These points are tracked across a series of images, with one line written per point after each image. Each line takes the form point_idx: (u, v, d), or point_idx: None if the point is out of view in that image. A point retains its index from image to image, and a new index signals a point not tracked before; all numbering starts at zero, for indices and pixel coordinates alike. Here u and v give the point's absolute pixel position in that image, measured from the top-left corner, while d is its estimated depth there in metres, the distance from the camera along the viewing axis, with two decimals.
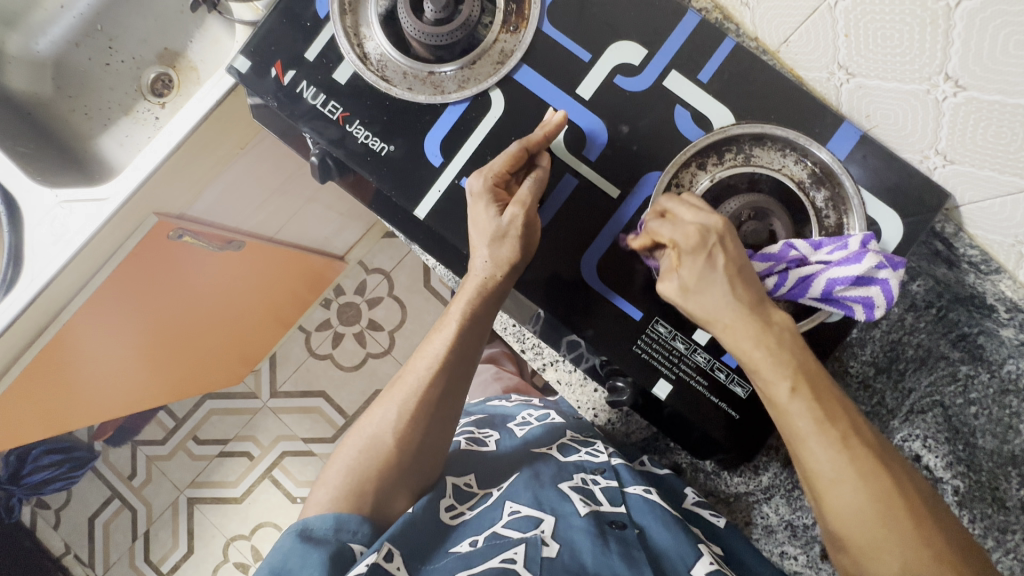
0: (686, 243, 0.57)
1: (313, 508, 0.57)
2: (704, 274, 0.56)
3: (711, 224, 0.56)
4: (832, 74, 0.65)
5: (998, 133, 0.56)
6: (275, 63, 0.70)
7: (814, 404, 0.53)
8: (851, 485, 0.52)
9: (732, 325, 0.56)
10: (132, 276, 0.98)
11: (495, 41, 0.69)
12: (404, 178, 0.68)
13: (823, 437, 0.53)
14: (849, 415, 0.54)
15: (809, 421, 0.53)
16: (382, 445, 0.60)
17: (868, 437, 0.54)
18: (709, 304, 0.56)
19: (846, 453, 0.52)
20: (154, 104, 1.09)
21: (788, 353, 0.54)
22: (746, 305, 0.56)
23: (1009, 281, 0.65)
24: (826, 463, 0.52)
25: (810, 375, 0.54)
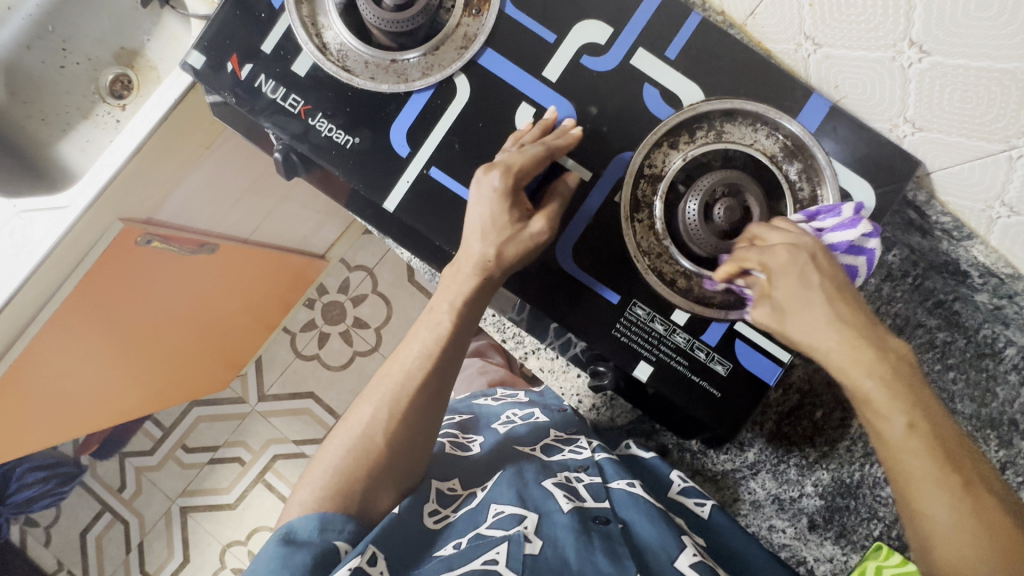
0: (776, 262, 0.57)
1: (296, 509, 0.56)
2: (798, 292, 0.55)
3: (804, 243, 0.57)
4: (799, 45, 0.64)
5: (964, 97, 0.57)
6: (230, 58, 0.67)
7: (934, 446, 0.50)
8: (970, 531, 0.49)
9: (834, 353, 0.54)
10: (102, 285, 0.95)
11: (458, 25, 0.67)
12: (371, 171, 0.66)
13: (940, 484, 0.50)
14: (969, 460, 0.51)
15: (929, 464, 0.50)
16: (374, 446, 0.59)
17: (991, 485, 0.51)
18: (811, 324, 0.55)
19: (965, 496, 0.49)
20: (114, 106, 1.06)
21: (905, 388, 0.52)
22: (853, 327, 0.54)
23: (982, 247, 0.67)
24: (942, 509, 0.50)
25: (926, 414, 0.51)
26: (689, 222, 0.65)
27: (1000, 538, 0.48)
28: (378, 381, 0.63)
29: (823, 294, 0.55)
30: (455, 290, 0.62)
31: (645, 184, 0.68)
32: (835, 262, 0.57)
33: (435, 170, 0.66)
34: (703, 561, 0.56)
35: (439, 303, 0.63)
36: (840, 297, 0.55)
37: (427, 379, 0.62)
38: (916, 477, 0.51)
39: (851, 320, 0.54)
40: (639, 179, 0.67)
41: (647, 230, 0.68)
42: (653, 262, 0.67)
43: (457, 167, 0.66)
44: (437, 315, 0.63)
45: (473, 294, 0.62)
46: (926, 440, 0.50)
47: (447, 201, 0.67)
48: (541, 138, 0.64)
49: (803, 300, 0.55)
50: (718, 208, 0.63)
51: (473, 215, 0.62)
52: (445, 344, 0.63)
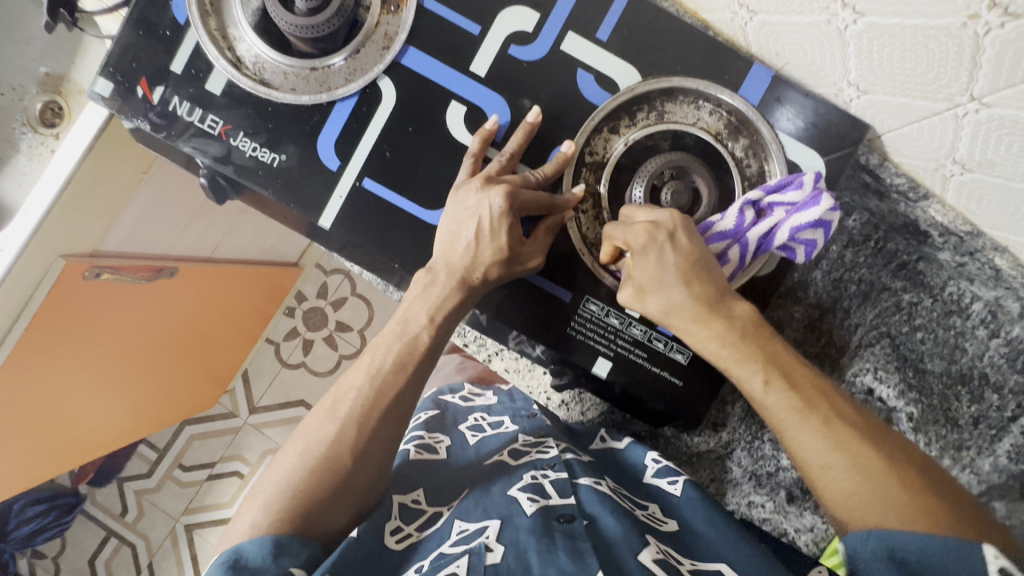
0: (636, 242, 0.58)
1: (243, 533, 0.51)
2: (657, 272, 0.57)
3: (662, 220, 0.57)
4: (734, 14, 0.61)
5: (903, 57, 0.54)
6: (139, 81, 0.64)
7: (790, 393, 0.53)
8: (843, 467, 0.50)
9: (696, 320, 0.56)
10: (54, 326, 0.92)
11: (377, 24, 0.64)
12: (301, 189, 0.64)
13: (804, 420, 0.52)
14: (829, 402, 0.53)
15: (789, 410, 0.52)
16: (342, 468, 0.54)
17: (855, 420, 0.52)
18: (670, 300, 0.57)
19: (830, 434, 0.51)
20: (48, 137, 0.92)
21: (753, 345, 0.55)
22: (705, 299, 0.56)
23: (939, 206, 0.63)
24: (816, 449, 0.51)
25: (781, 367, 0.54)
26: None
27: (873, 470, 0.49)
28: (336, 396, 0.59)
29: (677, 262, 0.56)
30: (433, 303, 0.60)
31: (587, 173, 0.66)
32: (698, 236, 0.57)
33: (368, 181, 0.64)
34: (666, 557, 0.53)
35: (416, 315, 0.60)
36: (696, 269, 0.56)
37: (401, 390, 0.58)
38: (783, 424, 0.53)
39: (703, 294, 0.56)
40: (581, 167, 0.65)
41: (593, 222, 0.66)
42: (601, 254, 0.66)
43: (392, 176, 0.64)
44: (412, 330, 0.60)
45: (432, 303, 0.60)
46: (779, 388, 0.53)
47: (385, 212, 0.64)
48: (519, 151, 0.62)
49: (664, 276, 0.57)
50: (666, 191, 0.63)
51: (461, 236, 0.59)
52: (415, 353, 0.59)
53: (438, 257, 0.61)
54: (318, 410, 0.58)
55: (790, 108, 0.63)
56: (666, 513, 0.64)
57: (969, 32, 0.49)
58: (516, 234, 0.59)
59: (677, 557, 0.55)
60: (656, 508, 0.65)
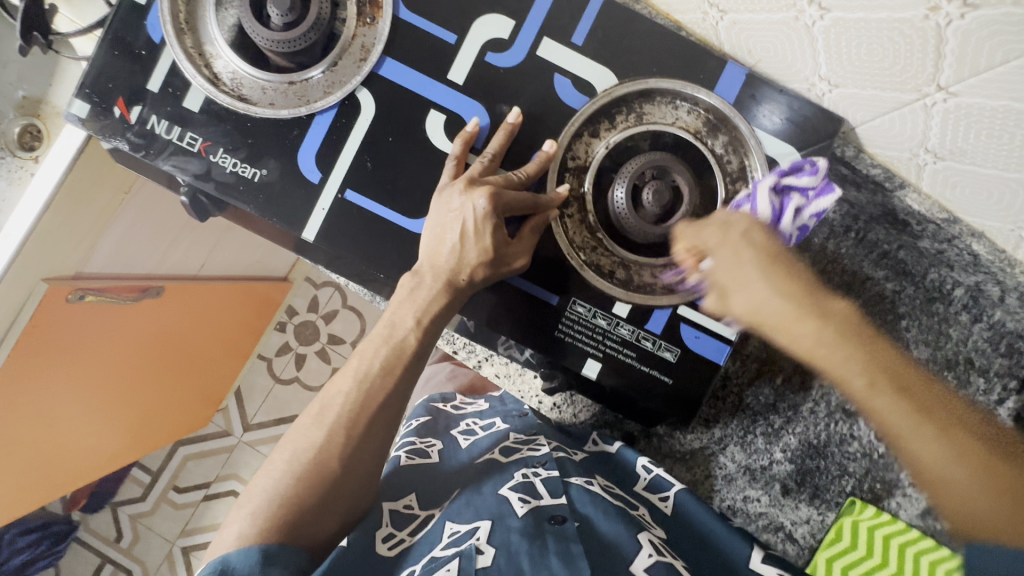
0: (712, 241, 0.57)
1: (231, 542, 0.50)
2: (734, 269, 0.55)
3: (734, 220, 0.57)
4: (706, 13, 0.62)
5: (871, 50, 0.55)
6: (117, 101, 0.63)
7: (902, 398, 0.48)
8: (972, 479, 0.45)
9: (789, 320, 0.52)
10: (38, 349, 0.91)
11: (354, 36, 0.64)
12: (283, 202, 0.64)
13: (925, 428, 0.47)
14: (944, 403, 0.48)
15: (903, 416, 0.47)
16: (333, 474, 0.54)
17: (969, 420, 0.48)
18: (755, 297, 0.54)
19: (953, 443, 0.46)
20: (27, 159, 0.90)
21: (849, 339, 0.51)
22: (793, 297, 0.53)
23: (915, 195, 0.66)
24: (932, 459, 0.46)
25: (886, 368, 0.49)
26: (619, 210, 0.65)
27: (999, 482, 0.45)
28: (325, 402, 0.58)
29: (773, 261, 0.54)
30: (420, 306, 0.60)
31: (570, 176, 0.66)
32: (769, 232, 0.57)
33: (350, 192, 0.64)
34: (660, 560, 0.54)
35: (404, 319, 0.60)
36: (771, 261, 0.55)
37: (388, 396, 0.58)
38: (902, 434, 0.48)
39: (786, 289, 0.53)
40: (563, 171, 0.66)
41: (578, 224, 0.67)
42: (588, 256, 0.67)
43: (374, 186, 0.64)
44: (401, 335, 0.60)
45: (419, 306, 0.60)
46: (878, 390, 0.48)
47: (368, 222, 0.64)
48: (500, 152, 0.62)
49: (744, 271, 0.54)
50: (647, 192, 0.63)
51: (445, 239, 0.60)
52: (403, 357, 0.59)
53: (422, 263, 0.61)
54: (306, 418, 0.58)
55: (772, 107, 0.64)
56: (655, 519, 0.65)
57: (931, 24, 0.49)
58: (498, 234, 0.59)
59: (669, 557, 0.56)
60: (645, 512, 0.65)
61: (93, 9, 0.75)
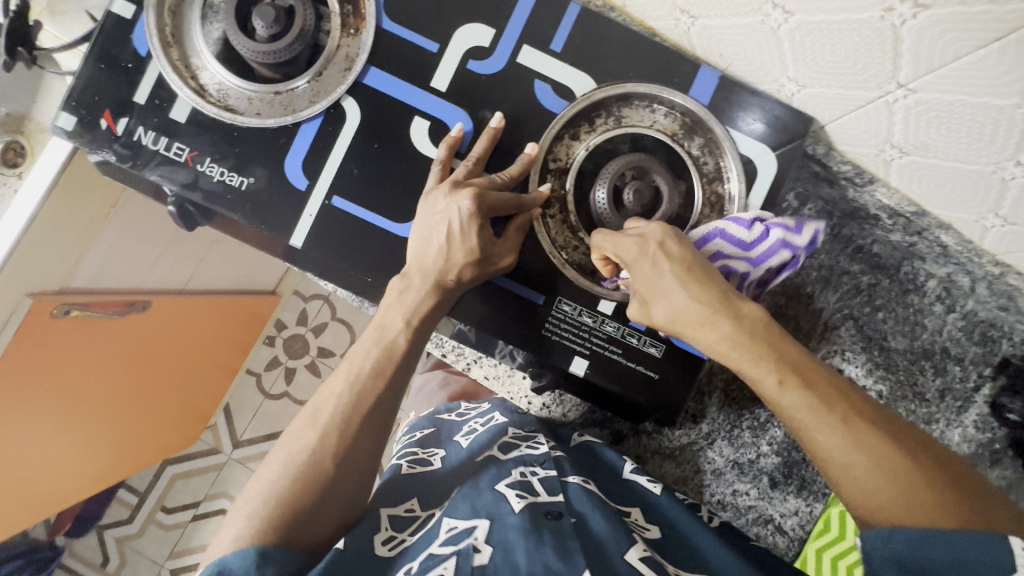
0: (628, 255, 0.56)
1: (228, 545, 0.50)
2: (654, 279, 0.54)
3: (649, 232, 0.56)
4: (677, 20, 0.64)
5: (833, 51, 0.57)
6: (103, 114, 0.64)
7: (808, 394, 0.49)
8: (867, 467, 0.46)
9: (701, 324, 0.53)
10: (21, 366, 0.90)
11: (339, 47, 0.66)
12: (272, 210, 0.64)
13: (822, 418, 0.47)
14: (849, 399, 0.49)
15: (808, 409, 0.48)
16: (326, 474, 0.54)
17: (872, 413, 0.48)
18: (675, 306, 0.54)
19: (852, 434, 0.47)
20: (10, 176, 0.89)
21: (759, 343, 0.51)
22: (709, 303, 0.53)
23: (884, 190, 0.68)
24: (837, 450, 0.47)
25: (793, 365, 0.50)
26: (600, 210, 0.66)
27: (895, 470, 0.45)
28: (317, 405, 0.58)
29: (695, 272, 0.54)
30: (409, 307, 0.60)
31: (553, 178, 0.68)
32: (687, 241, 0.56)
33: (337, 199, 0.65)
34: (653, 556, 0.55)
35: (393, 320, 0.60)
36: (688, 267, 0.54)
37: (379, 397, 0.58)
38: (805, 425, 0.48)
39: (703, 296, 0.53)
40: (546, 174, 0.67)
41: (561, 225, 0.68)
42: (572, 256, 0.68)
43: (361, 192, 0.65)
44: (391, 336, 0.60)
45: (408, 307, 0.60)
46: (779, 381, 0.50)
47: (356, 227, 0.65)
48: (483, 156, 0.63)
49: (665, 283, 0.54)
50: (627, 192, 0.64)
51: (432, 241, 0.61)
52: (393, 358, 0.60)
53: (409, 265, 0.62)
54: (299, 421, 0.58)
55: (753, 111, 0.67)
56: (648, 519, 0.65)
57: (886, 25, 0.52)
58: (484, 234, 0.61)
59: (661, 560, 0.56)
60: (638, 512, 0.67)
61: (78, 25, 0.76)
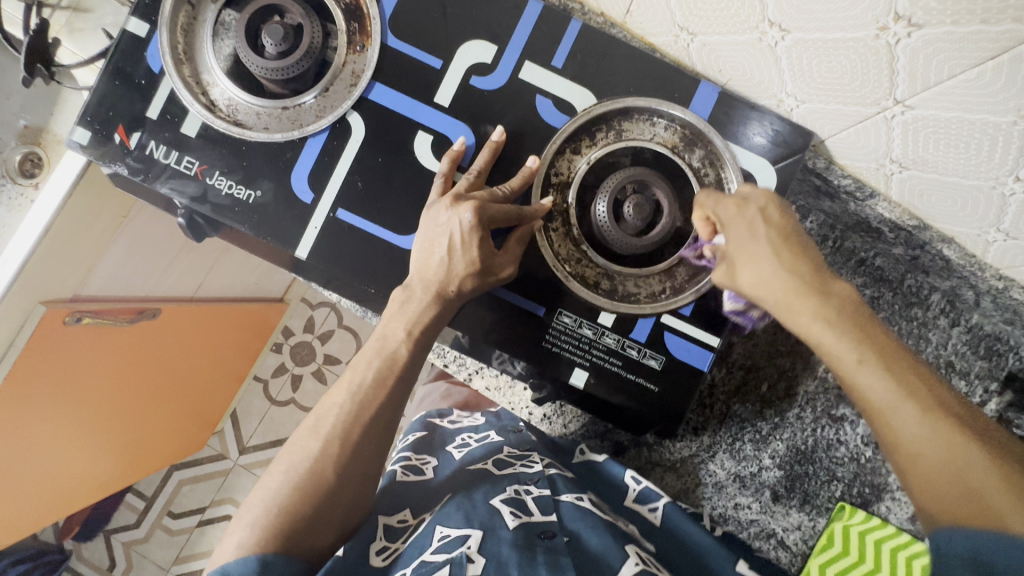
0: (726, 214, 0.59)
1: (230, 549, 0.51)
2: (747, 243, 0.56)
3: (752, 198, 0.59)
4: (676, 36, 0.65)
5: (831, 67, 0.57)
6: (117, 128, 0.66)
7: (890, 377, 0.48)
8: (943, 454, 0.46)
9: (785, 297, 0.53)
10: (32, 373, 0.92)
11: (345, 63, 0.67)
12: (278, 222, 0.66)
13: (910, 402, 0.47)
14: (927, 383, 0.49)
15: (888, 391, 0.48)
16: (327, 483, 0.55)
17: (948, 402, 0.48)
18: (763, 274, 0.55)
19: (932, 419, 0.47)
20: (27, 187, 0.92)
21: (846, 323, 0.51)
22: (802, 277, 0.54)
23: (885, 204, 0.67)
24: (913, 434, 0.47)
25: (877, 347, 0.50)
26: (601, 223, 0.67)
27: (976, 457, 0.45)
28: (320, 414, 0.59)
29: (776, 244, 0.55)
30: (411, 318, 0.61)
31: (554, 192, 0.69)
32: (787, 212, 0.58)
33: (342, 212, 0.66)
34: (646, 569, 0.55)
35: (395, 331, 0.61)
36: (786, 243, 0.55)
37: (379, 406, 0.59)
38: (886, 407, 0.48)
39: (796, 268, 0.54)
40: (547, 188, 0.68)
41: (563, 237, 0.69)
42: (573, 268, 0.69)
43: (365, 205, 0.66)
44: (392, 346, 0.61)
45: (410, 318, 0.61)
46: (860, 359, 0.49)
47: (360, 239, 0.66)
48: (485, 170, 0.64)
49: (755, 250, 0.56)
50: (627, 206, 0.65)
51: (434, 252, 0.62)
52: (394, 368, 0.61)
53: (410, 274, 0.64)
54: (301, 430, 0.59)
55: (753, 125, 0.67)
56: (643, 534, 0.67)
57: (882, 43, 0.52)
58: (484, 246, 0.61)
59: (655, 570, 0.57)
60: (634, 527, 0.68)
61: (95, 41, 0.78)
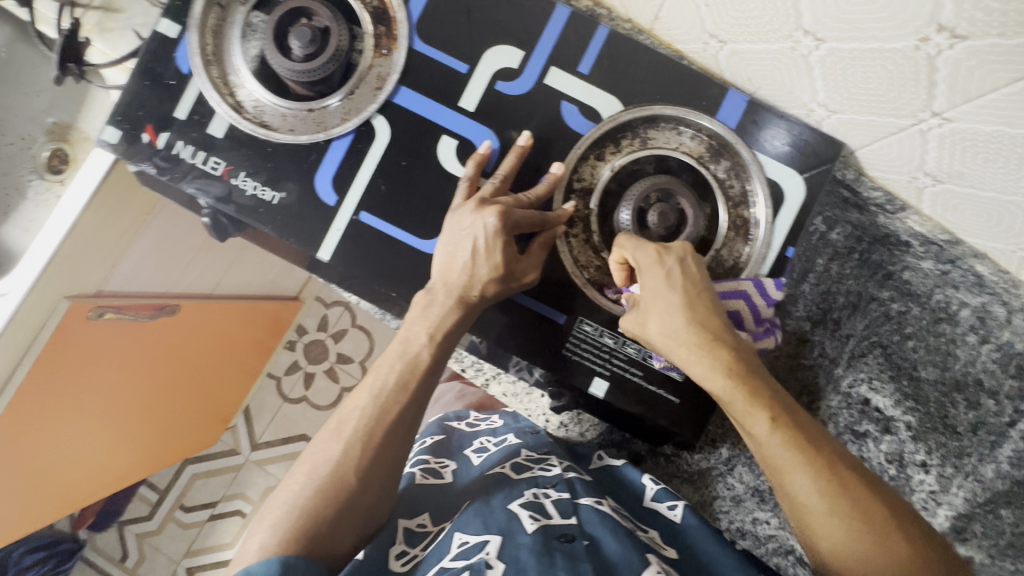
0: (646, 259, 0.60)
1: (253, 554, 0.51)
2: (663, 293, 0.59)
3: (673, 247, 0.61)
4: (706, 44, 0.64)
5: (866, 78, 0.57)
6: (146, 128, 0.67)
7: (792, 440, 0.54)
8: (833, 512, 0.52)
9: (694, 348, 0.58)
10: (57, 367, 0.93)
11: (371, 67, 0.67)
12: (302, 223, 0.66)
13: (805, 466, 0.54)
14: (822, 445, 0.55)
15: (787, 456, 0.54)
16: (347, 487, 0.55)
17: (840, 461, 0.55)
18: (673, 326, 0.59)
19: (823, 479, 0.53)
20: (54, 182, 0.97)
21: (755, 386, 0.56)
22: (711, 334, 0.58)
23: (916, 217, 0.67)
24: (808, 494, 0.53)
25: (783, 412, 0.56)
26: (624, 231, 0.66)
27: (856, 514, 0.52)
28: (340, 416, 0.59)
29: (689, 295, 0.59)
30: (432, 322, 0.61)
31: (577, 199, 0.68)
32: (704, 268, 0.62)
33: (365, 215, 0.66)
34: None
35: (416, 335, 0.61)
36: (693, 308, 0.59)
37: (401, 410, 0.59)
38: (784, 468, 0.54)
39: (710, 326, 0.58)
40: (570, 194, 0.68)
41: (583, 244, 0.68)
42: (593, 276, 0.68)
43: (388, 209, 0.66)
44: (413, 350, 0.61)
45: (431, 322, 0.61)
46: (771, 425, 0.55)
47: (382, 242, 0.66)
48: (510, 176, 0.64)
49: (670, 300, 0.59)
50: (651, 214, 0.64)
51: (457, 257, 0.62)
52: (416, 373, 0.60)
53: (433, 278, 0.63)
54: (321, 432, 0.59)
55: (777, 132, 0.66)
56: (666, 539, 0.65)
57: (921, 55, 0.52)
58: (509, 250, 0.61)
59: None
60: (656, 533, 0.66)
61: (124, 41, 0.79)
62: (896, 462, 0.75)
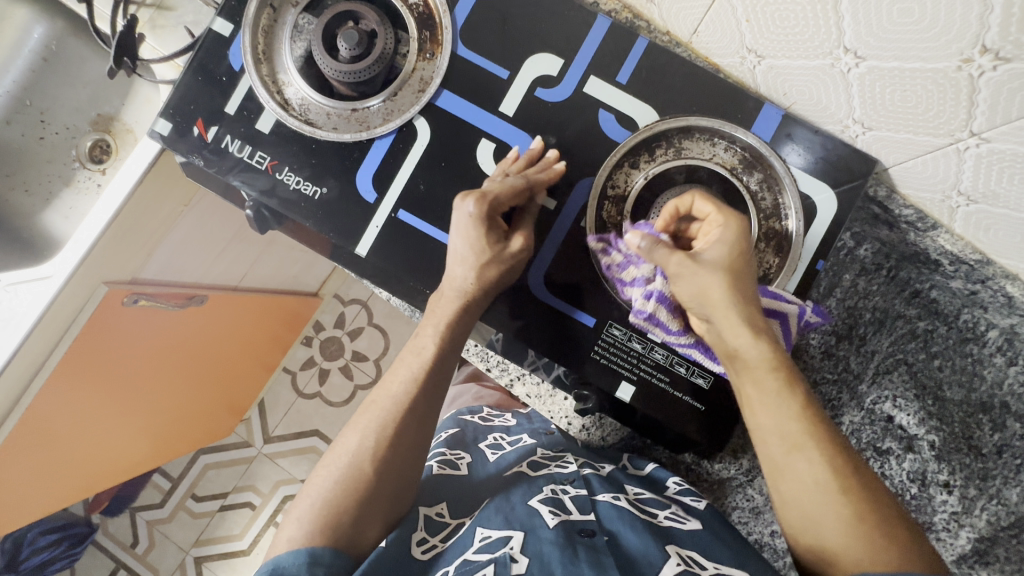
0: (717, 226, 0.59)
1: (282, 546, 0.53)
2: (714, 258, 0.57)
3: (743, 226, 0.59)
4: (743, 58, 0.65)
5: (904, 96, 0.57)
6: (196, 122, 0.69)
7: (806, 414, 0.54)
8: (832, 492, 0.51)
9: (727, 310, 0.56)
10: (92, 350, 0.96)
11: (414, 70, 0.69)
12: (341, 219, 0.68)
13: (813, 441, 0.53)
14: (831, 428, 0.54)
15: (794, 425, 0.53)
16: (378, 475, 0.56)
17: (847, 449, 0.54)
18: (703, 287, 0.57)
19: (828, 460, 0.52)
20: (95, 171, 1.00)
21: (780, 357, 0.56)
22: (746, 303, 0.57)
23: (947, 235, 0.65)
24: (809, 468, 0.52)
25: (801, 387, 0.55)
26: None
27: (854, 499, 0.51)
28: (371, 407, 0.61)
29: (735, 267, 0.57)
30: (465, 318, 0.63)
31: (610, 205, 0.69)
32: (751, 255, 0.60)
33: (403, 213, 0.68)
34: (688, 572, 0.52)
35: (448, 330, 0.63)
36: (733, 278, 0.57)
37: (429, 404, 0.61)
38: (791, 438, 0.53)
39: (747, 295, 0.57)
40: (603, 200, 0.69)
41: None
42: None
43: (426, 207, 0.68)
44: (444, 345, 0.62)
45: (464, 318, 0.63)
46: (788, 395, 0.54)
47: (418, 240, 0.68)
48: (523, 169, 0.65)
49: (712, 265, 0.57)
50: None
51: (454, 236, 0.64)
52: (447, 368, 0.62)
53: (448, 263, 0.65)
54: (352, 422, 0.61)
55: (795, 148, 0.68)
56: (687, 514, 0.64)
57: (964, 75, 0.52)
58: (493, 231, 0.63)
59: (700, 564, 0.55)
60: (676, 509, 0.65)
61: (175, 38, 0.82)
62: (917, 481, 0.75)
